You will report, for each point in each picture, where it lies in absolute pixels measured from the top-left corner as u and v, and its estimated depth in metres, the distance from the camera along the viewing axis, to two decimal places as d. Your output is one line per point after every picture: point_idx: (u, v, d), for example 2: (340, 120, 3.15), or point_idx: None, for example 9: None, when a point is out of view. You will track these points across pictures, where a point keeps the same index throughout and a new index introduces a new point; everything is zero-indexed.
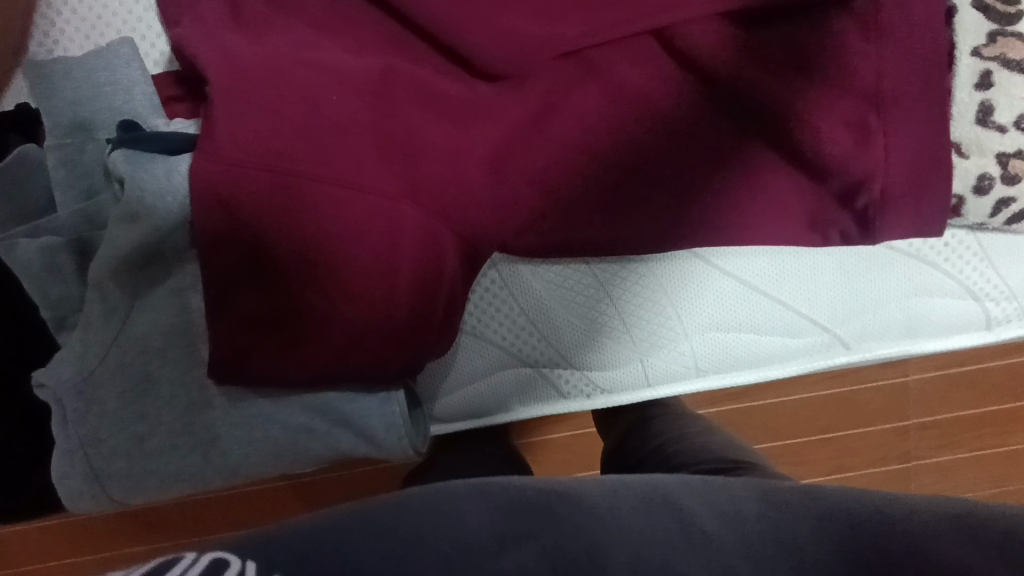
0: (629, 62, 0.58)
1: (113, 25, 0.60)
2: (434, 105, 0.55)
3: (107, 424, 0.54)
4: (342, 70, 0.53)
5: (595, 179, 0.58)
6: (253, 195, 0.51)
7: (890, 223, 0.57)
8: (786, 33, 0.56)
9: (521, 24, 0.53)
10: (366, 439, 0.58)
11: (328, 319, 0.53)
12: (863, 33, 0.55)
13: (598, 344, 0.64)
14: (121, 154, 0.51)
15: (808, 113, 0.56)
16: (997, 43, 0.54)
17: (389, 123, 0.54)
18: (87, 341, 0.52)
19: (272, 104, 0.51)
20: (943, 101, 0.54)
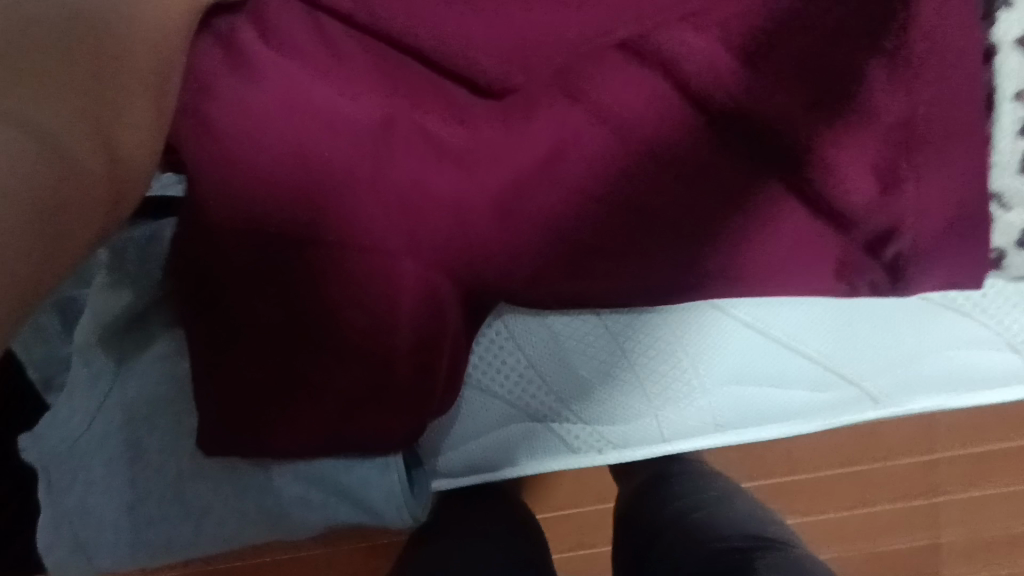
0: (632, 95, 0.53)
1: None
2: (431, 149, 0.52)
3: (94, 491, 0.52)
4: (335, 114, 0.50)
5: (606, 231, 0.54)
6: (252, 249, 0.50)
7: (923, 272, 0.53)
8: (804, 65, 0.51)
9: (510, 61, 0.50)
10: (363, 510, 0.55)
11: (323, 384, 0.50)
12: (880, 62, 0.50)
13: (611, 399, 0.61)
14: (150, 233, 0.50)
15: (824, 155, 0.51)
16: None
17: (383, 171, 0.51)
18: (73, 403, 0.51)
19: (267, 156, 0.50)
20: (975, 142, 0.51)
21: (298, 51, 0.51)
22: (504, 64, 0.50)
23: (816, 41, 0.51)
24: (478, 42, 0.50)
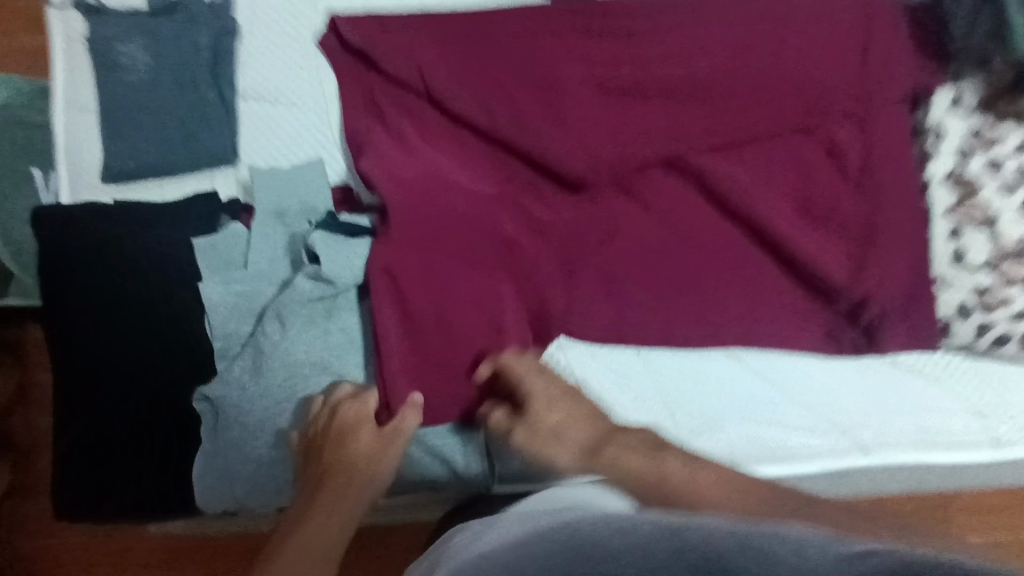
0: (666, 193, 0.75)
1: (267, 132, 0.80)
2: (523, 217, 0.74)
3: (251, 427, 0.67)
4: (462, 186, 0.74)
5: (649, 292, 0.74)
6: (396, 259, 0.68)
7: (890, 336, 0.70)
8: (788, 182, 0.73)
9: (581, 161, 0.73)
10: (449, 470, 0.71)
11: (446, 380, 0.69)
12: (842, 183, 0.71)
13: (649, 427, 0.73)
14: (341, 247, 0.68)
15: (803, 245, 0.71)
16: (959, 207, 0.67)
17: (490, 227, 0.73)
18: (253, 361, 0.68)
19: (410, 207, 0.71)
20: (915, 239, 0.68)
21: (442, 144, 0.76)
22: (576, 163, 0.73)
23: (796, 166, 0.72)
24: (559, 148, 0.73)
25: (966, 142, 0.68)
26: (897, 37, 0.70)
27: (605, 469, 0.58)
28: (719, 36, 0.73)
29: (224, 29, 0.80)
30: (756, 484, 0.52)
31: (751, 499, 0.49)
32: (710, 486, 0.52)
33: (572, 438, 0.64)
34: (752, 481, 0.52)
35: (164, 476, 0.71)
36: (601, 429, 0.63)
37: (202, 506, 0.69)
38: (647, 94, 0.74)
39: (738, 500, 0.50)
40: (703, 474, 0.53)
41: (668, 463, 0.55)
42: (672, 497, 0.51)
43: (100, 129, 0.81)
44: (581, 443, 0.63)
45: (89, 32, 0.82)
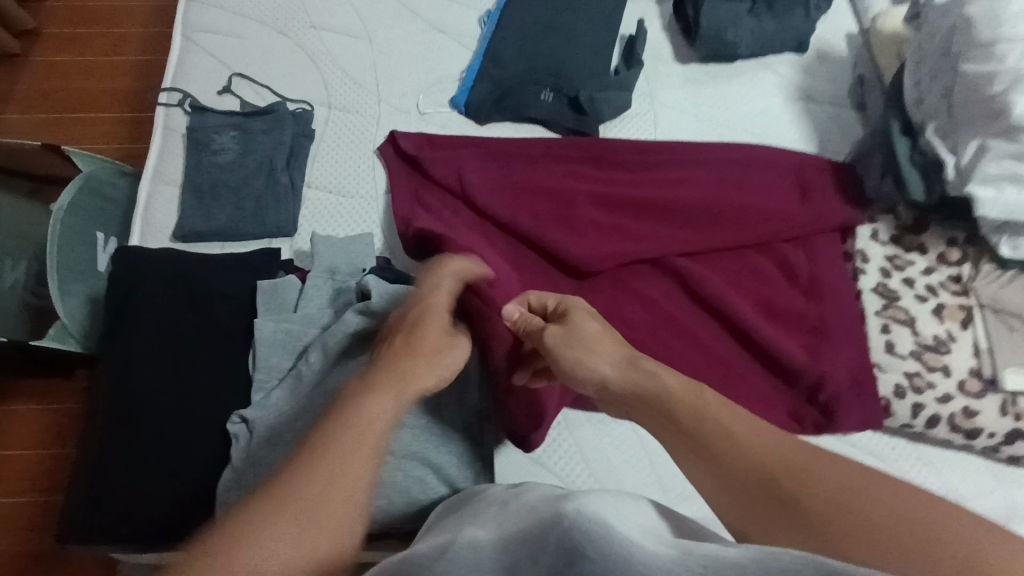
0: (654, 285, 0.90)
1: (326, 211, 0.96)
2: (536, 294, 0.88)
3: (279, 447, 0.73)
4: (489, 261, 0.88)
5: (653, 355, 0.86)
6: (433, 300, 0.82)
7: (845, 413, 0.80)
8: (751, 284, 0.90)
9: (586, 251, 0.89)
10: None
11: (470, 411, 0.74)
12: (793, 288, 0.89)
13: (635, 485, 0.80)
14: (384, 289, 0.78)
15: (764, 332, 0.85)
16: (887, 310, 0.84)
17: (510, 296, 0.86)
18: (292, 390, 0.77)
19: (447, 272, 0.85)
20: (854, 333, 0.84)
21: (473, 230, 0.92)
22: (582, 252, 0.89)
23: (756, 272, 0.90)
24: (568, 240, 0.90)
25: (885, 263, 0.87)
26: (827, 186, 0.93)
27: (630, 382, 0.61)
28: (694, 175, 0.95)
29: (304, 133, 1.00)
30: (793, 449, 0.51)
31: (774, 474, 0.49)
32: (749, 440, 0.52)
33: (598, 360, 0.63)
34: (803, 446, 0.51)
35: (179, 498, 0.74)
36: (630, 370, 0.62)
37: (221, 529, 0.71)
38: (639, 208, 0.93)
39: (774, 460, 0.50)
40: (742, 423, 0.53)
41: (702, 403, 0.56)
42: (715, 449, 0.52)
43: (181, 199, 0.97)
44: (609, 363, 0.63)
45: (191, 127, 1.01)
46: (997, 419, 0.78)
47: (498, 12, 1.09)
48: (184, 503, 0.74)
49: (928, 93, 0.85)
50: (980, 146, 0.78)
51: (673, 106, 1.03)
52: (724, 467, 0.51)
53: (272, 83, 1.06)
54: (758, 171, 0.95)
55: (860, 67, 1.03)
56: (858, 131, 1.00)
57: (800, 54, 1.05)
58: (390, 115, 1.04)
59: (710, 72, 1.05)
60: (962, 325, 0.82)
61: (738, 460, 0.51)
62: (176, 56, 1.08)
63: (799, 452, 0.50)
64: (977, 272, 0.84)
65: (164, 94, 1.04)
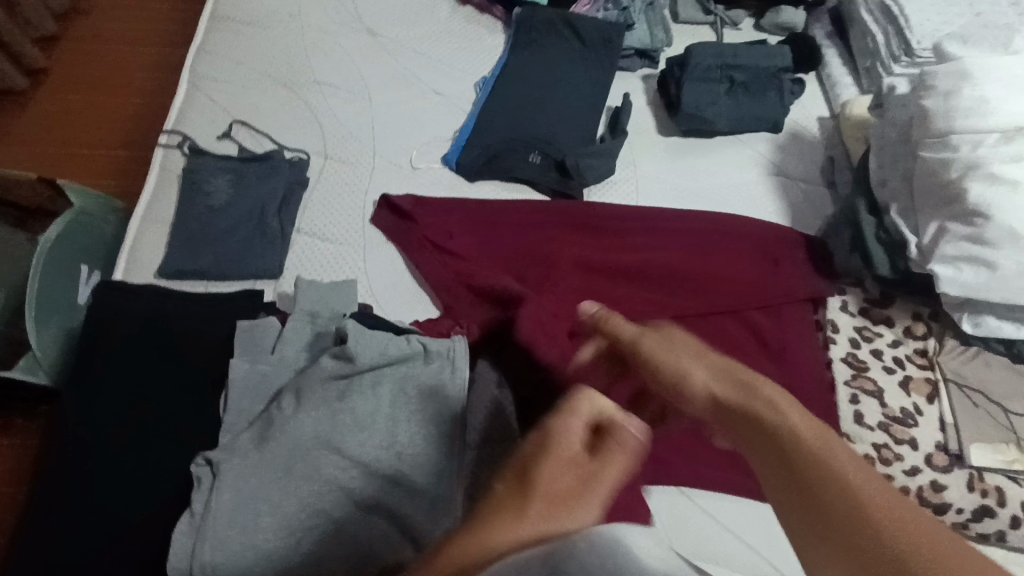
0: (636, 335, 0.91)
1: (312, 257, 0.97)
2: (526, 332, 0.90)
3: (238, 494, 0.71)
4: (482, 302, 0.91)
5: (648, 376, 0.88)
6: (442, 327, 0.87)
7: None
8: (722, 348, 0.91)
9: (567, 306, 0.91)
10: None
11: (444, 463, 0.73)
12: (764, 354, 0.90)
13: None
14: (361, 335, 0.79)
15: None
16: (855, 381, 0.86)
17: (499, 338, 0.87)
18: (260, 433, 0.75)
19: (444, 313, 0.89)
20: (822, 403, 0.85)
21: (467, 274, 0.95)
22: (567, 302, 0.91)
23: (729, 337, 0.92)
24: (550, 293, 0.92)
25: (854, 334, 0.90)
26: (799, 260, 0.97)
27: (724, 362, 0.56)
28: (672, 244, 0.99)
29: (298, 180, 1.04)
30: (879, 487, 0.43)
31: (863, 503, 0.42)
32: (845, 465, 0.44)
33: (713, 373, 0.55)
34: (897, 499, 0.42)
35: (131, 542, 0.72)
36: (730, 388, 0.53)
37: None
38: (618, 270, 0.96)
39: (869, 487, 0.43)
40: (838, 446, 0.46)
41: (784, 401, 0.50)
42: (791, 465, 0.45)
43: (170, 237, 0.98)
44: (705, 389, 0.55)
45: (187, 168, 1.04)
46: (964, 495, 0.78)
47: (493, 79, 1.16)
48: (136, 545, 0.71)
49: (891, 176, 0.90)
50: (939, 228, 0.83)
51: (654, 175, 1.08)
52: (800, 476, 0.45)
53: (271, 132, 1.10)
54: (732, 242, 0.99)
55: (831, 149, 1.10)
56: (829, 208, 1.05)
57: (776, 134, 1.11)
58: (382, 168, 1.07)
59: (690, 145, 1.11)
60: (928, 399, 0.84)
61: (830, 481, 0.43)
62: (181, 102, 1.13)
63: (899, 502, 0.42)
64: (941, 347, 0.87)
65: (165, 137, 1.08)
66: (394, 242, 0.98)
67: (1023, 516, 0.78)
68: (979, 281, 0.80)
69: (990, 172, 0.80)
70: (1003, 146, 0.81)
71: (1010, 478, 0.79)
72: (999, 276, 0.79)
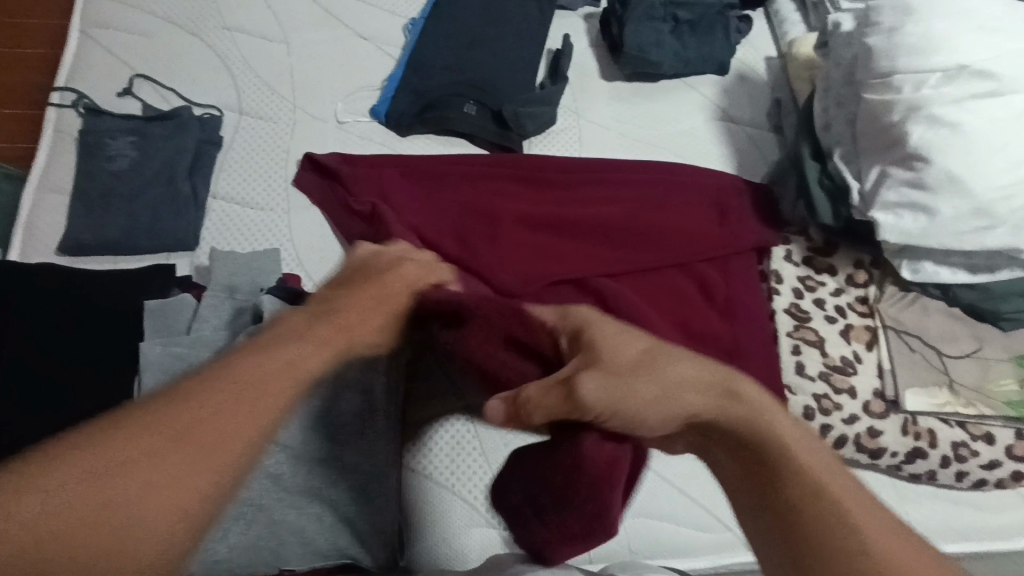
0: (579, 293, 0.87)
1: (231, 225, 0.90)
2: None
3: None
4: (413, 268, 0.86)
5: None
6: None
7: None
8: (665, 302, 0.89)
9: (507, 267, 0.87)
10: (361, 545, 0.70)
11: (381, 441, 0.71)
12: (707, 306, 0.89)
13: None
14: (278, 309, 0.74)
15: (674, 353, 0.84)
16: (797, 332, 0.85)
17: None
18: None
19: None
20: (764, 353, 0.85)
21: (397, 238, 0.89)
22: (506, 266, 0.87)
23: (674, 291, 0.90)
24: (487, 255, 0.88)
25: (797, 284, 0.89)
26: (746, 209, 0.94)
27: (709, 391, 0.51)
28: (615, 195, 0.94)
29: (210, 140, 0.95)
30: (851, 492, 0.48)
31: (842, 506, 0.46)
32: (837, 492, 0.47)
33: (679, 393, 0.50)
34: (851, 490, 0.48)
35: None
36: (715, 405, 0.50)
37: None
38: (559, 227, 0.92)
39: (849, 507, 0.46)
40: (796, 436, 0.49)
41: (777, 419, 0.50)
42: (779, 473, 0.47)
43: (69, 207, 0.89)
44: (677, 419, 0.50)
45: (84, 129, 0.94)
46: (898, 439, 0.80)
47: (423, 21, 1.06)
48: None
49: (835, 119, 0.87)
50: (880, 173, 0.81)
51: (597, 122, 1.03)
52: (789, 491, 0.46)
53: (178, 85, 1.00)
54: (677, 193, 0.95)
55: (778, 91, 1.06)
56: (775, 154, 1.02)
57: (722, 76, 1.07)
58: (304, 123, 0.99)
59: (634, 89, 1.06)
60: (867, 346, 0.84)
61: (821, 503, 0.46)
62: (73, 54, 1.01)
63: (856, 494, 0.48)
64: (881, 294, 0.87)
65: (56, 94, 0.97)
66: (321, 202, 0.91)
67: (952, 456, 0.80)
68: (918, 228, 0.78)
69: (931, 114, 0.77)
70: (947, 86, 0.77)
71: (941, 420, 0.81)
72: (938, 222, 0.78)
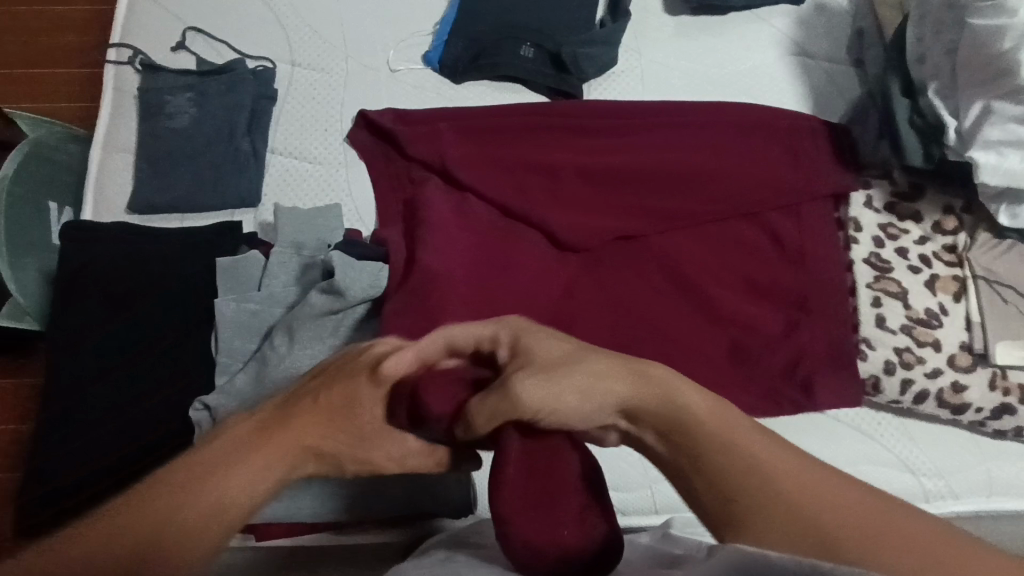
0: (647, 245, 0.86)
1: (289, 181, 0.90)
2: (511, 252, 0.83)
3: None
4: (467, 221, 0.84)
5: (650, 295, 0.84)
6: (431, 251, 0.78)
7: (824, 390, 0.79)
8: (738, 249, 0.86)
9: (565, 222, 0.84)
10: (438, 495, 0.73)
11: None
12: (779, 257, 0.85)
13: (629, 465, 0.78)
14: (341, 259, 0.74)
15: (739, 307, 0.82)
16: (878, 281, 0.81)
17: (492, 257, 0.82)
18: (256, 373, 0.72)
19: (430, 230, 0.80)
20: (839, 306, 0.82)
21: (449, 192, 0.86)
22: (563, 220, 0.84)
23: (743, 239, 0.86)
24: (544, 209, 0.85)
25: (878, 232, 0.83)
26: (822, 151, 0.88)
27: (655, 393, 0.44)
28: (682, 139, 0.89)
29: (266, 94, 0.94)
30: (857, 497, 0.40)
31: (798, 492, 0.40)
32: (846, 491, 0.41)
33: (609, 379, 0.44)
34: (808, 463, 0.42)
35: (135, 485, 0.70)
36: (642, 387, 0.44)
37: None
38: (626, 175, 0.87)
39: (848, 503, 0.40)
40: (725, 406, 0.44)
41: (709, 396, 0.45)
42: (711, 450, 0.42)
43: (135, 166, 0.90)
44: (604, 408, 0.44)
45: (143, 87, 0.94)
46: (984, 394, 0.76)
47: None
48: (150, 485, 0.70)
49: (932, 50, 0.80)
50: (984, 109, 0.75)
51: (660, 62, 0.97)
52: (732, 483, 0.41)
53: (230, 38, 0.98)
54: (748, 134, 0.89)
55: (859, 20, 0.97)
56: (856, 91, 0.94)
57: (797, 6, 0.98)
58: (357, 73, 0.96)
59: (700, 25, 0.99)
60: (954, 298, 0.80)
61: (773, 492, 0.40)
62: (125, 9, 1.00)
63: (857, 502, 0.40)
64: (972, 242, 0.81)
65: (114, 51, 0.97)
66: (375, 175, 0.89)
67: None
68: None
69: None
70: None
71: None
72: None
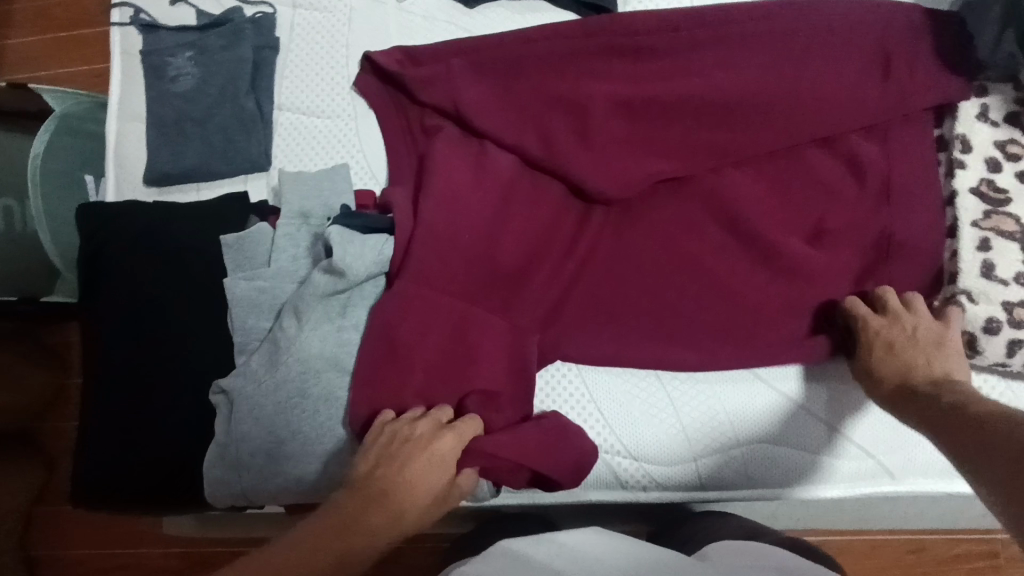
0: (693, 188, 0.74)
1: (297, 139, 0.84)
2: (534, 207, 0.75)
3: (258, 425, 0.68)
4: (482, 173, 0.75)
5: (697, 247, 0.73)
6: (439, 217, 0.71)
7: None
8: (805, 185, 0.72)
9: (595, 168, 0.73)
10: None
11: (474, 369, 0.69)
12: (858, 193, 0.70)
13: (670, 439, 0.70)
14: (342, 232, 0.70)
15: (806, 258, 0.70)
16: (991, 218, 0.65)
17: (510, 214, 0.74)
18: (269, 354, 0.70)
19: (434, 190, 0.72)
20: (930, 252, 0.67)
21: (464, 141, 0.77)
22: (593, 166, 0.73)
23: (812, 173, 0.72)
24: (571, 153, 0.74)
25: (994, 153, 0.66)
26: (923, 50, 0.70)
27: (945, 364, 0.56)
28: (738, 54, 0.74)
29: (267, 44, 0.86)
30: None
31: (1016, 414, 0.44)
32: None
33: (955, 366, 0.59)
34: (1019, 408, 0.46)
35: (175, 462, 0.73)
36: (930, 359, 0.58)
37: (211, 499, 0.70)
38: (667, 105, 0.74)
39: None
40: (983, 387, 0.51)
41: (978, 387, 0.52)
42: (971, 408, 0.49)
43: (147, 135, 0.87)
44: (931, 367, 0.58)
45: (145, 48, 0.89)
46: None
47: None
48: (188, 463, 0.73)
49: None
50: None
51: None
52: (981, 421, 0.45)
53: None
54: (823, 38, 0.72)
55: None
56: None
57: None
58: (361, 8, 0.86)
59: None
60: None
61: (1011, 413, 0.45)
62: None
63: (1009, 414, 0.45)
64: None
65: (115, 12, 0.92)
66: (384, 126, 0.81)
67: None
68: None
69: None
70: None
71: None
72: None
